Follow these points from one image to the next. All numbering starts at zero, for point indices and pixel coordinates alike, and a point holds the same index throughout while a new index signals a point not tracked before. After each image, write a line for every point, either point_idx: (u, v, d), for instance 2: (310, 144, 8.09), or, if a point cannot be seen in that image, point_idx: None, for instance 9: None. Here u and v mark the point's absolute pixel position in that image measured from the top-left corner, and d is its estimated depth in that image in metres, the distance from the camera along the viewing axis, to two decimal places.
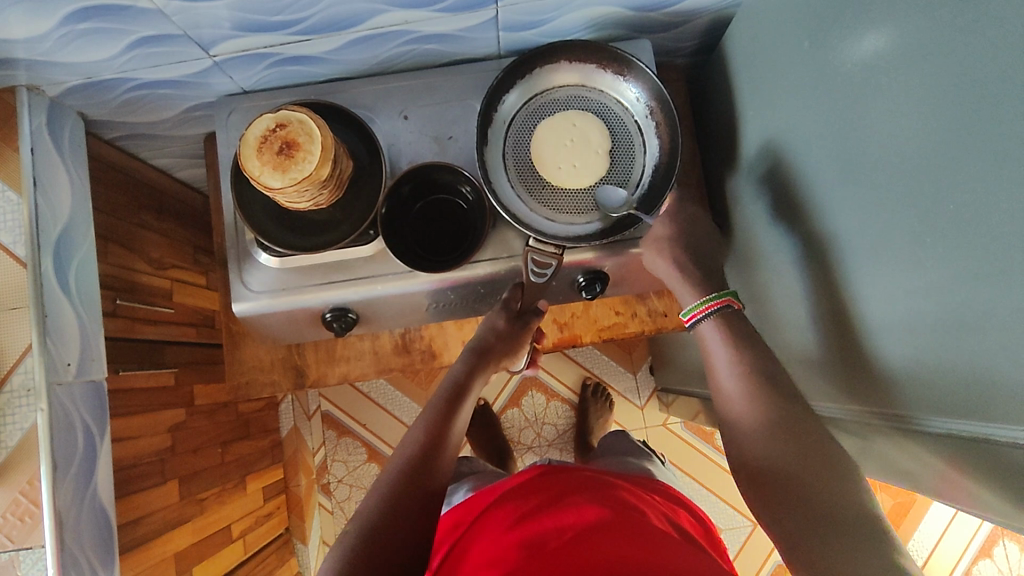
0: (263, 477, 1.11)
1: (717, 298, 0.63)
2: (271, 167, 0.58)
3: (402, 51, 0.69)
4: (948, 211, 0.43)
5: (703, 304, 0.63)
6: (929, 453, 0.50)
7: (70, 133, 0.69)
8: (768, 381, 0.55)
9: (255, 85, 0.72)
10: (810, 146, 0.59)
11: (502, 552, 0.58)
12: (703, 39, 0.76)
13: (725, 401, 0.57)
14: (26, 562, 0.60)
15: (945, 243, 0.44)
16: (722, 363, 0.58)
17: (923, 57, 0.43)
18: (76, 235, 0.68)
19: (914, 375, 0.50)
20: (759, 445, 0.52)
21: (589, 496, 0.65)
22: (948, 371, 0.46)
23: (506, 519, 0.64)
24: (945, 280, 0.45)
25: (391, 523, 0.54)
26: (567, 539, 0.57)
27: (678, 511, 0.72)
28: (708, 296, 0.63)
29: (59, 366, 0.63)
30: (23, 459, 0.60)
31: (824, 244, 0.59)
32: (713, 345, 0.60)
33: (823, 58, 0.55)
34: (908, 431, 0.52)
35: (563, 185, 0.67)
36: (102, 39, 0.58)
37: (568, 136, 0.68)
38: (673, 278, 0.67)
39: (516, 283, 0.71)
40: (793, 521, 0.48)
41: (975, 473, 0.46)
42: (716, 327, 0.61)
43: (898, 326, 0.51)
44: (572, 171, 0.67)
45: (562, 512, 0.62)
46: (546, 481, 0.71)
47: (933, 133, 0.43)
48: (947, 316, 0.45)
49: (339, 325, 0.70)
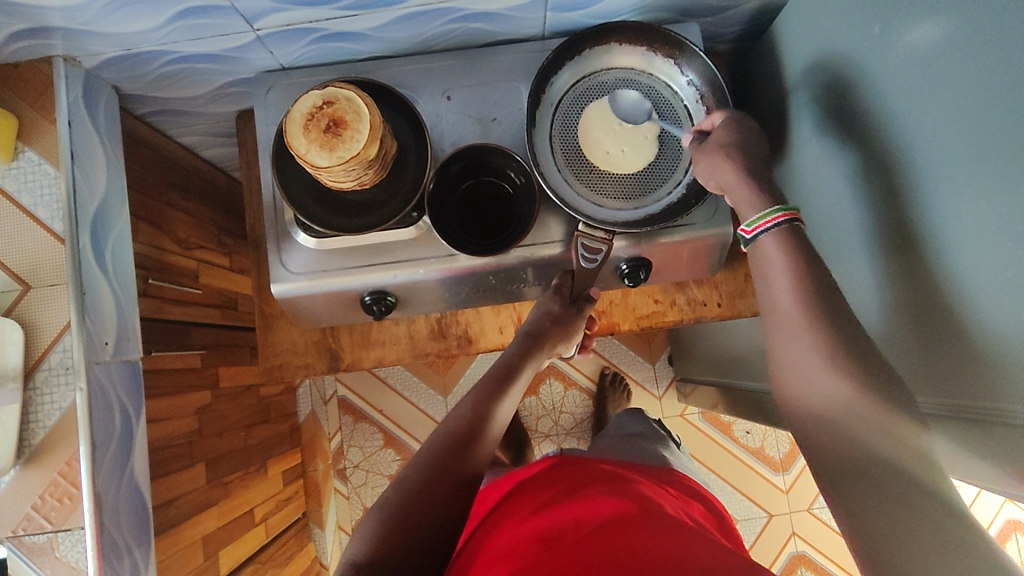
0: (283, 461, 1.10)
1: (788, 210, 0.55)
2: (318, 145, 0.57)
3: (447, 30, 0.67)
4: (1010, 213, 0.42)
5: (763, 219, 0.55)
6: (964, 452, 0.49)
7: (104, 106, 0.67)
8: (828, 302, 0.51)
9: (294, 62, 0.70)
10: (861, 138, 0.58)
11: (518, 541, 0.57)
12: (751, 25, 0.74)
13: (778, 315, 0.53)
14: (65, 545, 0.59)
15: (1007, 246, 0.42)
16: (779, 277, 0.53)
17: (986, 50, 0.42)
18: (110, 213, 0.66)
19: (959, 373, 0.49)
20: (817, 370, 0.49)
21: (607, 488, 0.65)
22: (999, 373, 0.45)
23: (524, 509, 0.64)
24: (1002, 284, 0.43)
25: (428, 512, 0.52)
26: (588, 532, 0.56)
27: (691, 503, 0.71)
28: (766, 211, 0.55)
29: (97, 345, 0.62)
30: (61, 441, 0.59)
31: (875, 239, 0.58)
32: (768, 252, 0.55)
33: (878, 47, 0.54)
34: (946, 421, 0.51)
35: (611, 169, 0.66)
36: (144, 10, 0.56)
37: (618, 121, 0.66)
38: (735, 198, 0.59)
39: (564, 270, 0.70)
40: (834, 477, 0.46)
41: (997, 455, 0.46)
42: (776, 242, 0.54)
43: (947, 325, 0.50)
44: (620, 155, 0.66)
45: (580, 503, 0.61)
46: (563, 474, 0.70)
47: (996, 130, 0.42)
48: (1000, 322, 0.44)
49: (377, 309, 0.69)
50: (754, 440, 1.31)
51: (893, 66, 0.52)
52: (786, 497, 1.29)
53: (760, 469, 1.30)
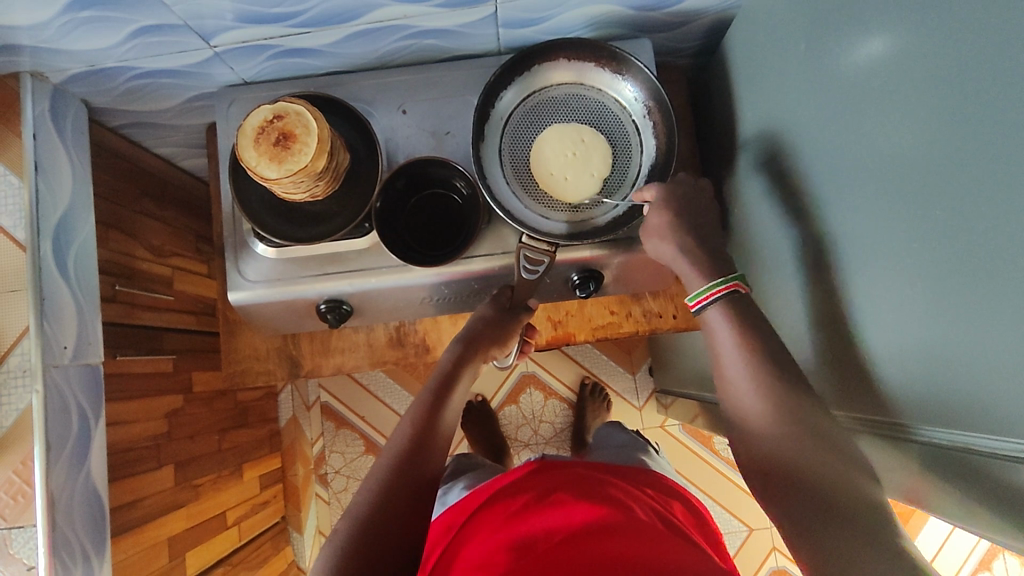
0: (261, 465, 1.12)
1: (725, 283, 0.59)
2: (268, 158, 0.58)
3: (402, 45, 0.69)
4: (918, 229, 0.42)
5: (709, 291, 0.59)
6: (892, 462, 0.49)
7: (72, 120, 0.70)
8: None
9: (256, 77, 0.72)
10: (792, 154, 0.58)
11: (488, 555, 0.58)
12: (706, 40, 0.75)
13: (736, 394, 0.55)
14: (17, 542, 0.62)
15: (915, 261, 0.42)
16: (739, 379, 0.54)
17: (896, 65, 0.42)
18: (75, 221, 0.69)
19: (876, 388, 0.49)
20: (762, 421, 0.52)
21: (575, 492, 0.65)
22: (914, 387, 0.45)
23: (494, 518, 0.64)
24: (912, 298, 0.43)
25: (391, 529, 0.53)
26: (556, 543, 0.56)
27: (670, 501, 0.71)
28: (713, 283, 0.59)
29: (55, 349, 0.64)
30: (17, 439, 0.62)
31: (801, 253, 0.58)
32: (723, 350, 0.56)
33: (804, 64, 0.54)
34: (867, 433, 0.52)
35: (552, 190, 0.66)
36: (102, 29, 0.59)
37: (570, 148, 0.67)
38: (677, 262, 0.62)
39: (505, 284, 0.72)
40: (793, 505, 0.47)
41: (935, 484, 0.45)
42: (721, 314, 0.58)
43: (865, 342, 0.50)
44: (563, 181, 0.66)
45: (547, 511, 0.61)
46: (530, 478, 0.70)
47: (903, 147, 0.42)
48: (911, 335, 0.44)
49: (333, 316, 0.71)
50: None
51: (821, 81, 0.52)
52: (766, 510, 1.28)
53: (739, 482, 1.29)
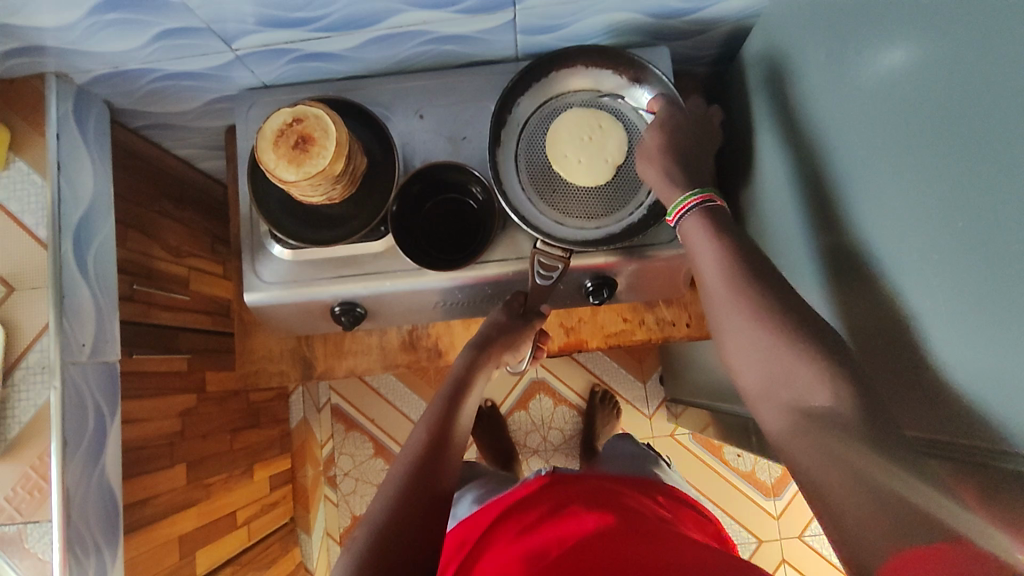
0: (271, 466, 1.13)
1: (694, 196, 0.57)
2: (286, 161, 0.59)
3: (422, 51, 0.70)
4: (939, 237, 0.41)
5: (681, 203, 0.58)
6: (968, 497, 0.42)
7: (95, 120, 0.71)
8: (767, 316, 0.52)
9: (276, 80, 0.73)
10: (810, 163, 0.58)
11: (505, 565, 0.58)
12: (723, 48, 0.75)
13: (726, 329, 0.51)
14: (32, 536, 0.62)
15: (932, 273, 0.42)
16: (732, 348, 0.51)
17: (916, 76, 0.42)
18: (94, 221, 0.70)
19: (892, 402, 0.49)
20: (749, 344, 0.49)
21: (588, 501, 0.65)
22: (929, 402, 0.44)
23: (510, 530, 0.64)
24: (928, 310, 0.43)
25: (410, 533, 0.53)
26: (570, 549, 0.56)
27: (685, 511, 0.71)
28: (686, 195, 0.58)
29: (73, 346, 0.65)
30: (34, 435, 0.62)
31: (819, 264, 0.58)
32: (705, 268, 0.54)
33: (824, 73, 0.54)
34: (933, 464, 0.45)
35: (567, 177, 0.67)
36: (127, 32, 0.59)
37: (587, 133, 0.67)
38: (660, 183, 0.61)
39: (518, 290, 0.72)
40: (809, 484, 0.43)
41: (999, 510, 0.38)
42: (699, 223, 0.56)
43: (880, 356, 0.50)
44: (577, 165, 0.67)
45: (561, 521, 0.61)
46: (543, 488, 0.70)
47: (922, 156, 0.42)
48: (927, 349, 0.43)
49: (347, 318, 0.71)
50: (745, 464, 1.29)
51: (841, 91, 0.52)
52: (776, 522, 1.27)
53: (749, 494, 1.28)
